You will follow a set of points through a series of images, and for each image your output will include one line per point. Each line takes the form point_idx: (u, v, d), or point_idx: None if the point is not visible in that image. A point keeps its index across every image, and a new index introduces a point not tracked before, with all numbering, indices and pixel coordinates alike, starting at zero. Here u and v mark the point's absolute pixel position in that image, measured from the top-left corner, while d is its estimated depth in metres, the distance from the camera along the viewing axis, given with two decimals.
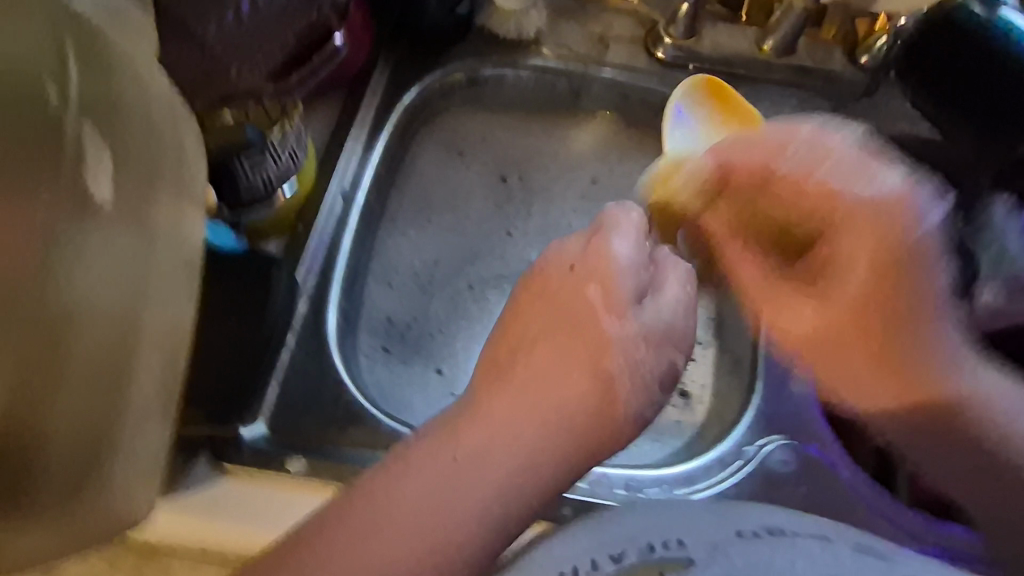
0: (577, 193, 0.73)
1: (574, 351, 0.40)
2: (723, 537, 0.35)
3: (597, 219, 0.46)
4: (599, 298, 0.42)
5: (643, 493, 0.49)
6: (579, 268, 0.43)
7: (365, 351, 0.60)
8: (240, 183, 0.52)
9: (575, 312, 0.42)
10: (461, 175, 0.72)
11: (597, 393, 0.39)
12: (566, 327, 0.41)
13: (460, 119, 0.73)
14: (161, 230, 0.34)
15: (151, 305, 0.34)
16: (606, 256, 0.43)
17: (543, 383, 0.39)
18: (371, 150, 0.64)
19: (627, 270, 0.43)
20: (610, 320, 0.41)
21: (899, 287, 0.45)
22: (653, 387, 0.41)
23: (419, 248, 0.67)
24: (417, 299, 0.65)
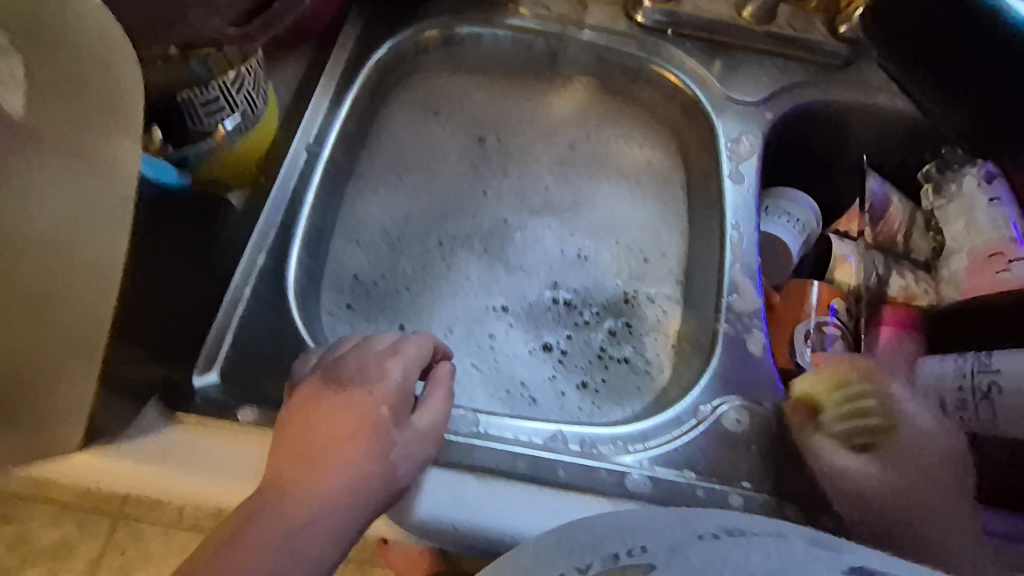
0: (551, 157, 0.72)
1: (339, 435, 0.40)
2: (685, 538, 0.34)
3: (351, 360, 0.44)
4: (386, 412, 0.42)
5: (597, 448, 0.49)
6: (352, 390, 0.42)
7: (329, 308, 0.60)
8: (190, 124, 0.50)
9: (359, 418, 0.41)
10: (433, 137, 0.71)
11: (372, 465, 0.39)
12: (330, 420, 0.41)
13: (433, 81, 0.73)
14: (95, 157, 0.33)
15: (83, 236, 0.33)
16: (384, 369, 0.44)
17: (331, 461, 0.38)
18: (340, 104, 0.62)
19: (404, 375, 0.44)
20: (391, 412, 0.42)
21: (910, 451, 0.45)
22: (426, 446, 0.43)
23: (388, 209, 0.66)
24: (385, 257, 0.64)
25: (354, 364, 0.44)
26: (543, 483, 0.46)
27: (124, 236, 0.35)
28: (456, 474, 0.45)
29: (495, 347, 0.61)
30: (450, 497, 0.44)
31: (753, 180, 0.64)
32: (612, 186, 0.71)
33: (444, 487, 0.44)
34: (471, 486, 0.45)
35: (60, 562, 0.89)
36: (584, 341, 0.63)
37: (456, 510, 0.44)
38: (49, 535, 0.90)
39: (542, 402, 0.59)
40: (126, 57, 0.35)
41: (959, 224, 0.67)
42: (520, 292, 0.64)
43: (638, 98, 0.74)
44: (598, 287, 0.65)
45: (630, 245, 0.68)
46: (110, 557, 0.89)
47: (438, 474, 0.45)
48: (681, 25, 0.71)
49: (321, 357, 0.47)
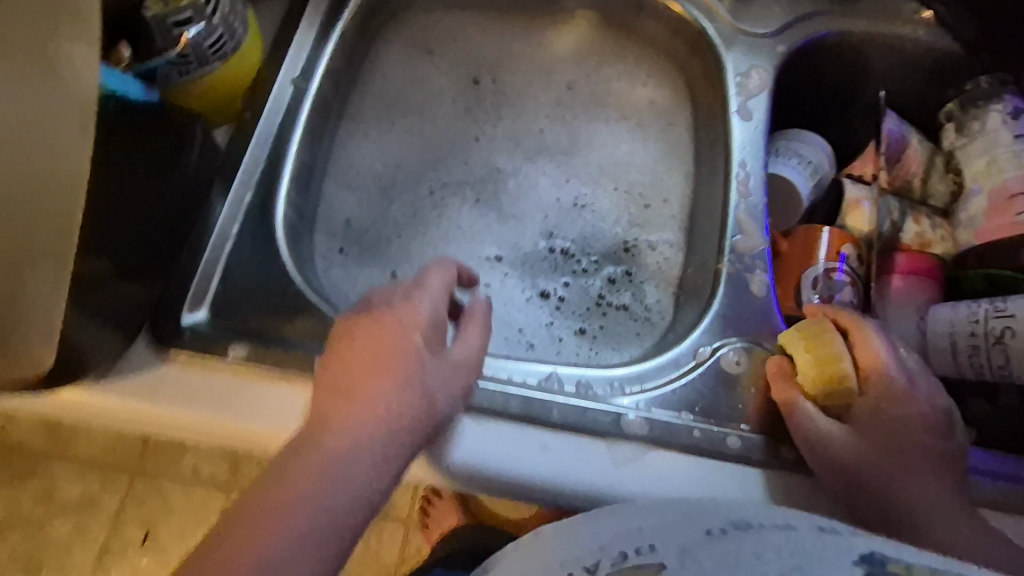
0: (551, 97, 0.69)
1: (374, 366, 0.38)
2: (689, 536, 0.33)
3: (378, 295, 0.41)
4: (421, 343, 0.40)
5: (594, 390, 0.48)
6: (384, 323, 0.40)
7: (321, 252, 0.58)
8: (157, 39, 0.49)
9: (396, 351, 0.39)
10: (427, 76, 0.68)
11: (409, 395, 0.38)
12: (366, 350, 0.38)
13: (426, 17, 0.70)
14: (54, 68, 0.35)
15: (38, 143, 0.34)
16: (409, 302, 0.41)
17: (367, 405, 0.37)
18: (327, 36, 0.60)
19: (434, 306, 0.42)
20: (425, 346, 0.40)
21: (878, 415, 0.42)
22: (461, 376, 0.41)
23: (382, 150, 0.64)
24: (378, 202, 0.62)
25: (392, 295, 0.41)
26: (537, 422, 0.46)
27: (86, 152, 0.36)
28: (483, 421, 0.45)
29: (489, 293, 0.60)
30: (479, 444, 0.45)
31: (763, 116, 0.61)
32: (614, 127, 0.68)
33: (475, 434, 0.45)
34: (499, 432, 0.45)
35: (85, 514, 0.91)
36: (582, 288, 0.61)
37: (488, 458, 0.44)
38: (71, 490, 0.92)
39: (539, 347, 0.58)
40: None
41: (980, 163, 0.64)
42: (516, 243, 0.62)
43: (643, 33, 0.70)
44: (596, 235, 0.64)
45: (631, 190, 0.65)
46: (131, 508, 0.92)
47: (470, 421, 0.45)
48: None
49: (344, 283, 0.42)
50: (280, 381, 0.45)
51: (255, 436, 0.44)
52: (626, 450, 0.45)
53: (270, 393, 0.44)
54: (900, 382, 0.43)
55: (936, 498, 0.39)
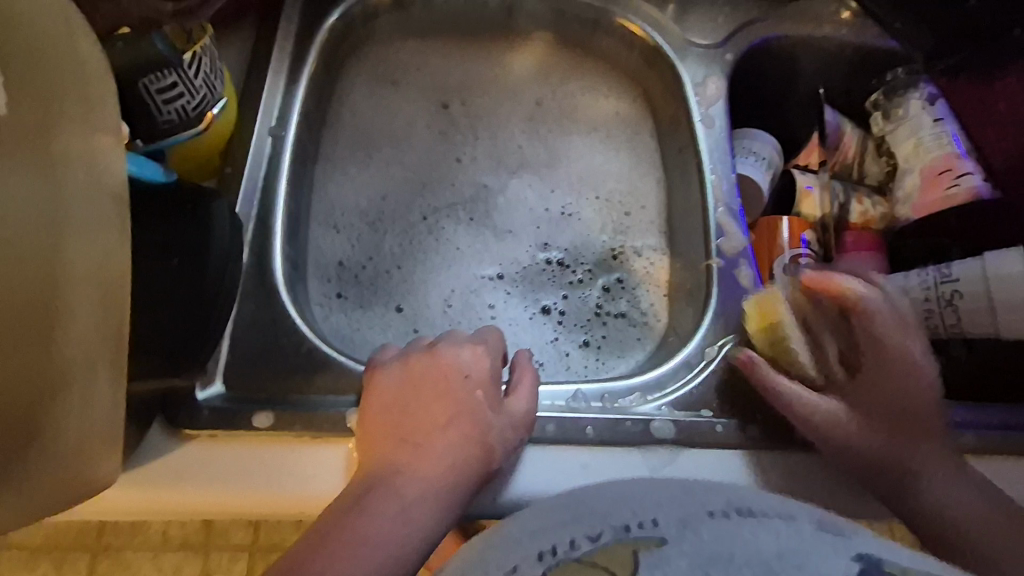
0: (520, 117, 0.70)
1: (441, 419, 0.42)
2: (694, 514, 0.32)
3: (439, 353, 0.46)
4: (481, 395, 0.44)
5: (616, 401, 0.51)
6: (444, 381, 0.44)
7: (318, 300, 0.57)
8: (153, 116, 0.45)
9: (458, 402, 0.43)
10: (396, 107, 0.67)
11: (471, 445, 0.41)
12: (433, 404, 0.43)
13: (387, 48, 0.69)
14: (74, 153, 0.30)
15: (75, 238, 0.30)
16: (468, 358, 0.46)
17: (428, 450, 0.40)
18: (296, 79, 0.58)
19: (489, 361, 0.47)
20: (486, 398, 0.44)
21: (888, 389, 0.46)
22: (517, 429, 0.44)
23: (363, 186, 0.63)
24: (368, 239, 0.61)
25: (457, 351, 0.46)
26: (574, 442, 0.47)
27: (125, 252, 0.34)
28: (544, 448, 0.46)
29: (494, 314, 0.60)
30: (543, 472, 0.45)
31: (724, 123, 0.65)
32: (585, 141, 0.71)
33: (535, 462, 0.46)
34: (557, 457, 0.46)
35: None
36: (581, 299, 0.63)
37: (555, 483, 0.45)
38: None
39: (549, 365, 0.59)
40: (107, 96, 0.34)
41: (907, 145, 0.72)
42: (513, 258, 0.63)
43: (600, 49, 0.73)
44: (587, 243, 0.66)
45: (611, 201, 0.68)
46: None
47: (532, 451, 0.46)
48: None
49: (407, 349, 0.47)
50: (311, 442, 0.43)
51: (294, 502, 0.42)
52: (662, 454, 0.47)
53: (303, 455, 0.43)
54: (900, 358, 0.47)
55: (932, 461, 0.44)
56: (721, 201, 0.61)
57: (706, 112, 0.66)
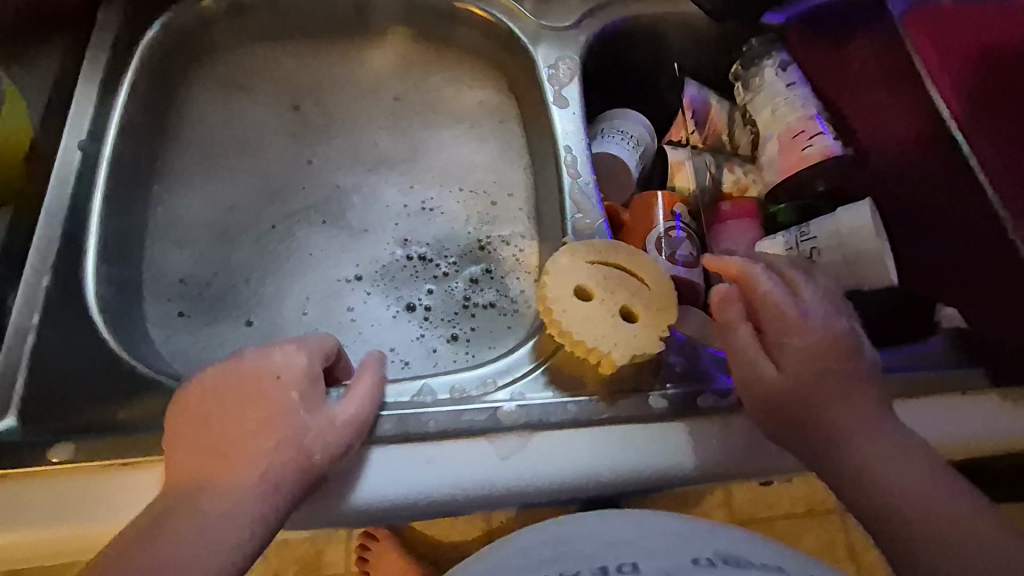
0: (380, 114, 0.68)
1: (250, 426, 0.39)
2: (680, 564, 0.41)
3: (258, 354, 0.43)
4: (296, 396, 0.41)
5: (469, 392, 0.49)
6: (257, 383, 0.41)
7: (157, 321, 0.53)
8: None
9: (269, 405, 0.40)
10: (246, 113, 0.64)
11: (285, 450, 0.39)
12: (240, 410, 0.40)
13: (232, 52, 0.66)
14: None
15: None
16: (285, 360, 0.43)
17: (235, 464, 0.38)
18: (113, 91, 0.55)
19: (311, 361, 0.43)
20: (303, 402, 0.41)
21: (818, 361, 0.42)
22: (342, 431, 0.42)
23: (207, 199, 0.60)
24: (213, 253, 0.58)
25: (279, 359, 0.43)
26: (418, 437, 0.45)
27: None
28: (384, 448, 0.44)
29: (352, 317, 0.58)
30: (383, 472, 0.43)
31: (576, 102, 0.65)
32: (451, 133, 0.69)
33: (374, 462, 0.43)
34: (397, 455, 0.44)
35: None
36: (448, 291, 0.62)
37: (395, 482, 0.43)
38: None
39: (414, 363, 0.58)
40: None
41: (765, 112, 0.73)
42: (372, 256, 0.61)
43: (459, 40, 0.72)
44: (451, 235, 0.65)
45: (477, 190, 0.67)
46: None
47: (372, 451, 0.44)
48: None
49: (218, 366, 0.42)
50: (126, 467, 0.40)
51: (97, 537, 0.38)
52: (512, 441, 0.45)
53: (118, 481, 0.39)
54: (790, 334, 0.43)
55: (853, 415, 0.41)
56: (578, 180, 0.61)
57: (558, 94, 0.65)
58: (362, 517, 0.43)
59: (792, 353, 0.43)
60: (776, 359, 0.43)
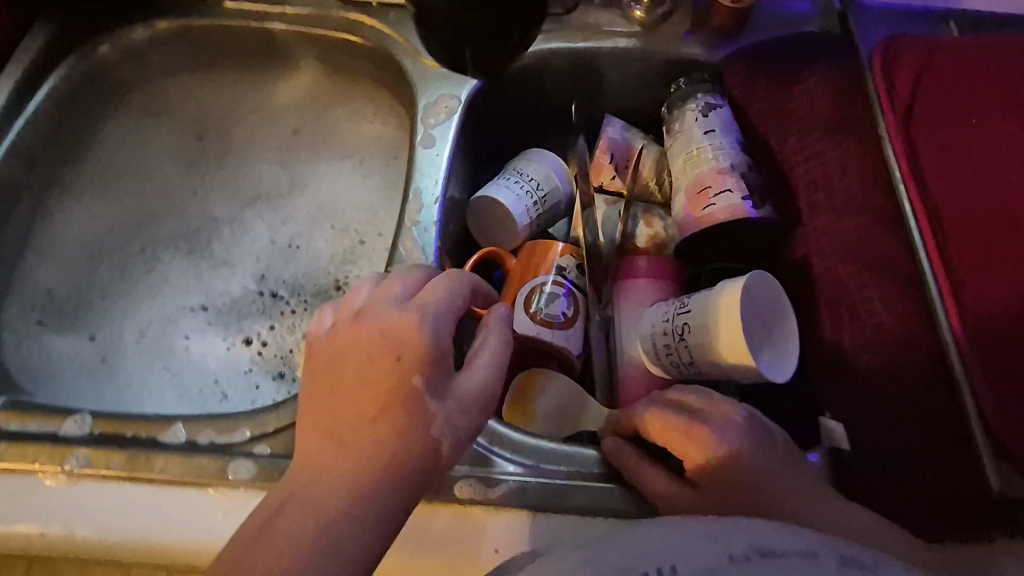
0: (273, 145, 0.70)
1: (379, 419, 0.42)
2: (714, 563, 0.31)
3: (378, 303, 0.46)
4: (420, 377, 0.43)
5: (226, 441, 0.47)
6: (400, 347, 0.43)
7: (14, 324, 0.58)
8: None
9: (400, 385, 0.42)
10: (151, 141, 0.70)
11: (413, 435, 0.42)
12: (364, 401, 0.43)
13: (151, 84, 0.72)
14: None
15: None
16: (394, 326, 0.44)
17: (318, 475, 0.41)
18: (12, 118, 0.61)
19: (426, 323, 0.44)
20: (425, 365, 0.43)
21: (752, 470, 0.42)
22: (472, 409, 0.44)
23: (92, 218, 0.65)
24: (83, 269, 0.63)
25: (439, 291, 0.46)
26: (150, 477, 0.45)
27: None
28: (122, 483, 0.45)
29: (186, 345, 0.60)
30: (117, 504, 0.45)
31: (446, 143, 0.62)
32: (336, 168, 0.69)
33: (110, 492, 0.45)
34: (129, 489, 0.45)
35: None
36: (289, 329, 0.61)
37: (120, 517, 0.44)
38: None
39: (233, 396, 0.58)
40: None
41: (678, 160, 0.64)
42: (221, 289, 0.63)
43: (361, 74, 0.71)
44: (310, 273, 0.64)
45: (346, 228, 0.66)
46: None
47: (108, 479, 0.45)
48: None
49: (340, 309, 0.47)
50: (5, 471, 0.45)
51: None
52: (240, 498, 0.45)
53: (83, 490, 0.45)
54: (731, 454, 0.43)
55: (784, 483, 0.42)
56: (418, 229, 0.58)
57: (426, 135, 0.62)
58: (87, 547, 0.44)
59: (720, 479, 0.42)
60: (701, 488, 0.43)
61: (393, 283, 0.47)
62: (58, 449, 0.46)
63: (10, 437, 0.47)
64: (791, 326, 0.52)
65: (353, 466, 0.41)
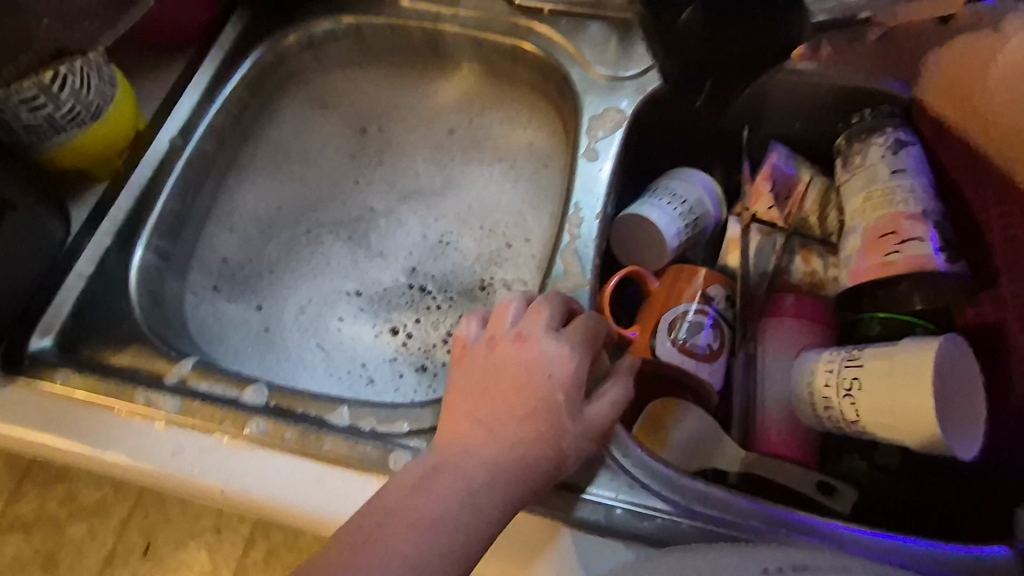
0: (429, 143, 0.72)
1: (517, 416, 0.43)
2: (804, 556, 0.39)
3: (526, 322, 0.47)
4: (562, 397, 0.44)
5: (384, 431, 0.49)
6: (546, 371, 0.44)
7: (194, 289, 0.64)
8: (41, 130, 0.56)
9: (542, 399, 0.43)
10: (318, 128, 0.74)
11: (545, 445, 0.42)
12: (507, 397, 0.44)
13: (324, 75, 0.76)
14: None
15: None
16: (538, 351, 0.45)
17: (459, 455, 0.41)
18: (211, 100, 0.67)
19: (573, 353, 0.45)
20: (568, 390, 0.44)
21: None
22: (590, 438, 0.44)
23: (264, 197, 0.70)
24: (254, 244, 0.68)
25: (583, 330, 0.47)
26: (310, 454, 0.48)
27: None
28: (286, 456, 0.48)
29: (339, 327, 0.64)
30: (280, 475, 0.47)
31: (609, 159, 0.61)
32: (488, 170, 0.70)
33: (275, 462, 0.48)
34: (292, 462, 0.48)
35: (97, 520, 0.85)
36: (433, 324, 0.63)
37: (283, 486, 0.47)
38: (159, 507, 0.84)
39: (378, 382, 0.60)
40: None
41: (856, 198, 0.59)
42: (376, 279, 0.66)
43: (520, 80, 0.72)
44: (457, 272, 0.65)
45: (495, 231, 0.67)
46: (134, 520, 0.85)
47: (276, 449, 0.48)
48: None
49: (491, 325, 0.48)
50: (187, 426, 0.50)
51: (74, 455, 0.50)
52: None
53: (252, 456, 0.48)
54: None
55: None
56: (575, 248, 0.58)
57: (589, 150, 0.62)
58: (249, 510, 0.47)
59: None
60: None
61: (542, 307, 0.48)
62: (235, 415, 0.50)
63: (198, 396, 0.51)
64: (980, 404, 0.48)
65: (498, 460, 0.41)
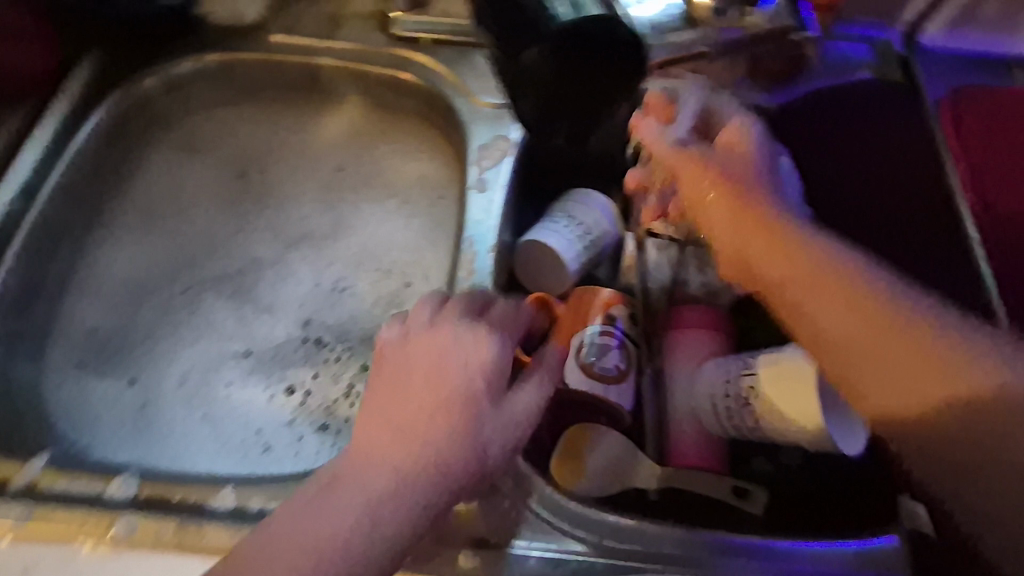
0: (317, 182, 0.69)
1: (433, 410, 0.41)
2: None
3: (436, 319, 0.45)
4: (483, 385, 0.41)
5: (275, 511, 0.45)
6: (466, 357, 0.42)
7: (53, 368, 0.57)
8: None
9: (460, 389, 0.41)
10: (191, 175, 0.69)
11: (462, 444, 0.40)
12: (423, 392, 0.41)
13: (194, 117, 0.70)
14: None
15: None
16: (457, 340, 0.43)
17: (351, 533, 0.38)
18: (58, 155, 0.61)
19: (496, 340, 0.43)
20: (489, 380, 0.42)
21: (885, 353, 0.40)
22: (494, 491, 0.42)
23: (133, 255, 0.64)
24: (123, 309, 0.61)
25: (505, 319, 0.46)
26: (190, 550, 0.43)
27: None
28: (161, 556, 0.43)
29: (228, 393, 0.58)
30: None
31: (499, 189, 0.60)
32: (380, 207, 0.67)
33: (148, 565, 0.42)
34: (168, 562, 0.42)
35: None
36: (333, 377, 0.59)
37: None
38: None
39: (275, 449, 0.55)
40: None
41: None
42: (268, 336, 0.61)
43: (407, 111, 0.70)
44: (354, 319, 0.62)
45: (392, 271, 0.64)
46: None
47: (149, 550, 0.43)
48: (422, 28, 0.67)
49: (410, 321, 0.46)
50: (38, 538, 0.43)
51: None
52: None
53: (119, 563, 0.42)
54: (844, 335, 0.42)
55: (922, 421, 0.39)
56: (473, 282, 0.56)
57: (479, 183, 0.61)
58: None
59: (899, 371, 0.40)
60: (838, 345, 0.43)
61: (458, 302, 0.46)
62: (98, 516, 0.44)
63: (52, 500, 0.45)
64: None
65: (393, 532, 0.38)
